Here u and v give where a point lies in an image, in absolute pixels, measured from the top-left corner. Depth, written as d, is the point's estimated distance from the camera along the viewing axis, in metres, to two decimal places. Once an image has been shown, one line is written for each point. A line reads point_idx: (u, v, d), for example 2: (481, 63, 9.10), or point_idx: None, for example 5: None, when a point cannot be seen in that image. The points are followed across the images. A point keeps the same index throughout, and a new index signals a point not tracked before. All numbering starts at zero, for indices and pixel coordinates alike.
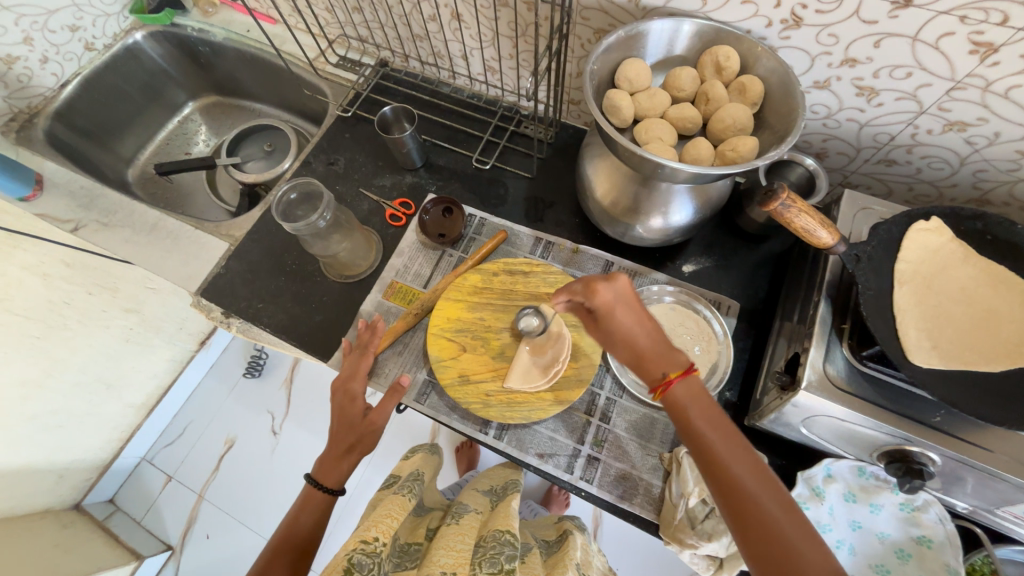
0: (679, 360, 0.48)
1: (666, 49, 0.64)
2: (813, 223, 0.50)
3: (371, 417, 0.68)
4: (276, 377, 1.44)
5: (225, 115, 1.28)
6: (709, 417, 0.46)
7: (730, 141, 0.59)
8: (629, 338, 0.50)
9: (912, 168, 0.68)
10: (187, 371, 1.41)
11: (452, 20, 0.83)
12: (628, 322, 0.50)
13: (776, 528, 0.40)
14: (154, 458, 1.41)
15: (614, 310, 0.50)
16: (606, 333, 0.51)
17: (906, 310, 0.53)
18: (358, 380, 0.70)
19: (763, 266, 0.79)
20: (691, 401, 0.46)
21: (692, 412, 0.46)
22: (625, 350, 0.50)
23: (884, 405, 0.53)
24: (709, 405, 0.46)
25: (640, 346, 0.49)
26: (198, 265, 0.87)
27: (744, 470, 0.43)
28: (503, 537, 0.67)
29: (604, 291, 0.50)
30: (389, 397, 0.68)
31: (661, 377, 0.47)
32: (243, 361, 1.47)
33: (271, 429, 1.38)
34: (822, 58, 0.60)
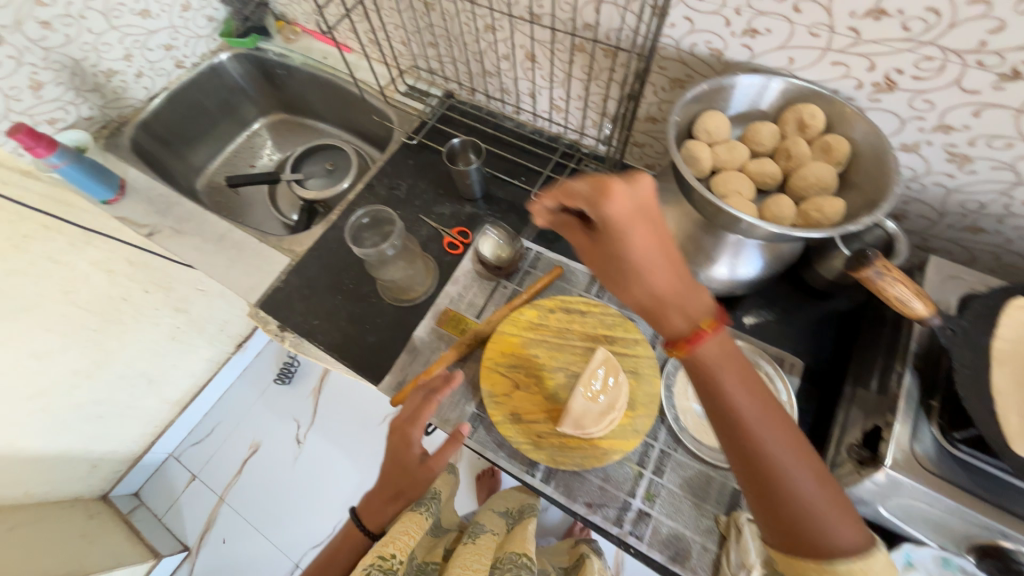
0: (708, 307, 0.46)
1: (748, 104, 0.64)
2: (909, 292, 0.49)
3: (425, 465, 0.66)
4: (305, 385, 1.45)
5: (290, 132, 1.34)
6: (734, 371, 0.45)
7: (814, 201, 0.58)
8: (647, 274, 0.45)
9: (1001, 238, 0.65)
10: (222, 371, 1.44)
11: (525, 60, 0.86)
12: (649, 254, 0.45)
13: (794, 486, 0.43)
14: (181, 455, 1.43)
15: (633, 232, 0.43)
16: (614, 253, 0.46)
17: (1007, 393, 0.49)
18: (417, 428, 0.64)
19: (829, 325, 0.76)
20: (720, 354, 0.45)
21: (720, 364, 0.45)
22: (642, 285, 0.46)
23: (978, 493, 0.49)
24: (735, 362, 0.46)
25: (654, 277, 0.45)
26: (259, 277, 0.91)
27: (766, 425, 0.44)
28: (519, 559, 0.70)
29: (624, 202, 0.42)
30: (449, 446, 0.64)
31: (688, 330, 0.45)
32: (275, 367, 1.49)
33: (295, 438, 1.38)
34: (914, 122, 0.59)
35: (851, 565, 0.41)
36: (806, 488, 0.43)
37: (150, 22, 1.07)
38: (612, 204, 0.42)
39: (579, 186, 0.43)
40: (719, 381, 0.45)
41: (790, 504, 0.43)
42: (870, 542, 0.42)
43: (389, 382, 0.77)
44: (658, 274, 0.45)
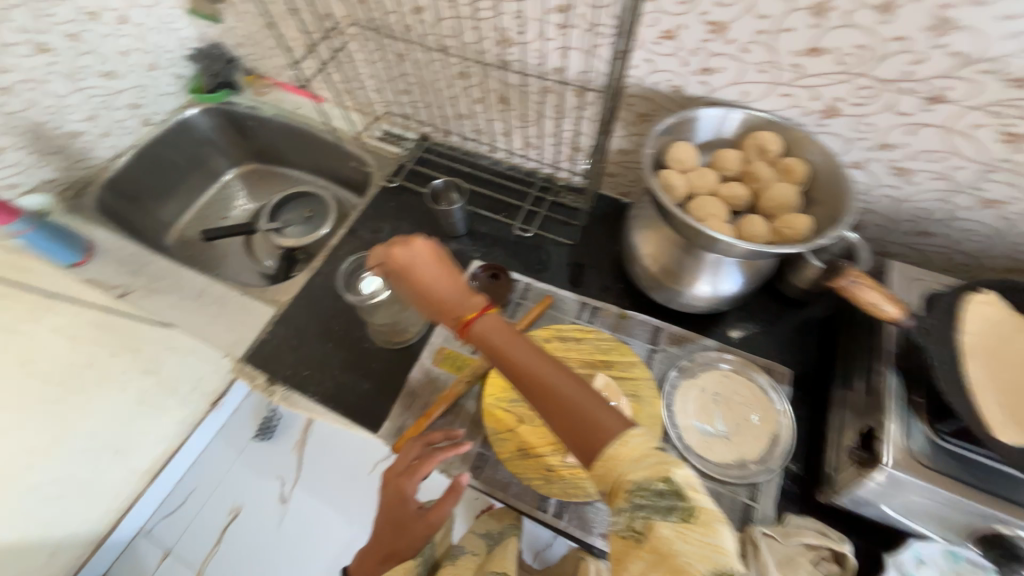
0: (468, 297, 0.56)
1: (712, 133, 0.69)
2: (881, 298, 0.53)
3: (419, 521, 0.61)
4: (288, 439, 1.03)
5: (263, 182, 1.32)
6: (503, 333, 0.53)
7: (783, 218, 0.62)
8: (425, 283, 0.57)
9: (948, 240, 0.72)
10: (195, 435, 1.02)
11: (498, 103, 0.91)
12: (421, 266, 0.57)
13: (586, 416, 0.46)
14: (154, 528, 0.99)
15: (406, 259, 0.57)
16: (412, 286, 0.58)
17: (981, 383, 0.53)
18: (413, 479, 0.62)
19: (810, 331, 0.80)
20: (488, 323, 0.54)
21: (489, 332, 0.53)
22: (429, 300, 0.57)
23: (973, 483, 0.52)
24: (504, 327, 0.53)
25: (441, 292, 0.56)
26: (244, 331, 0.88)
27: (538, 365, 0.50)
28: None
29: (404, 252, 0.57)
30: (447, 498, 0.61)
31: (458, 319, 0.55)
32: (254, 422, 1.05)
33: (278, 499, 1.00)
34: (858, 143, 0.65)
35: (650, 471, 0.41)
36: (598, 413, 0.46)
37: (116, 82, 1.07)
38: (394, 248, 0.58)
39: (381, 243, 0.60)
40: (496, 345, 0.52)
41: (577, 424, 0.46)
42: (638, 435, 0.44)
43: (389, 429, 0.75)
44: (432, 281, 0.57)
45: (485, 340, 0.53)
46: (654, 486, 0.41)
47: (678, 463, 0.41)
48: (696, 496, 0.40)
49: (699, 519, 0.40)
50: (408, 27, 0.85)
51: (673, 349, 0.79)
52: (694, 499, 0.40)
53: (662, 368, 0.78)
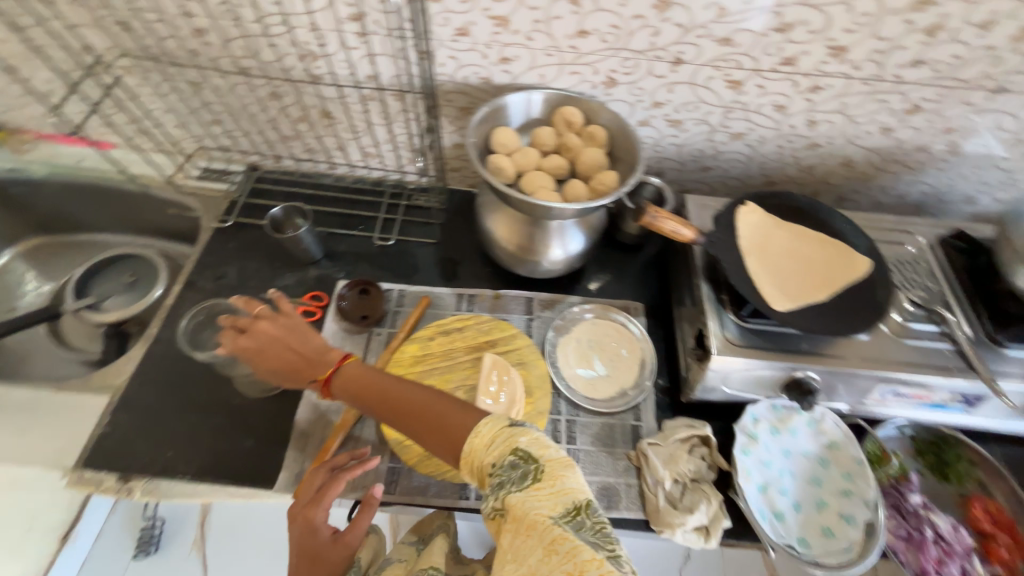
0: (329, 354, 0.64)
1: (524, 115, 0.77)
2: (675, 224, 0.66)
3: (335, 548, 0.57)
4: (180, 543, 0.98)
5: (57, 256, 1.09)
6: (369, 374, 0.61)
7: (596, 178, 0.72)
8: (287, 352, 0.63)
9: (721, 170, 0.91)
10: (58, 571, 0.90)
11: (322, 118, 0.88)
12: (275, 335, 0.63)
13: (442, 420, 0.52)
14: None
15: (260, 333, 0.63)
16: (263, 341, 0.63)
17: (757, 272, 0.69)
18: (322, 504, 0.58)
19: (649, 267, 0.94)
20: (354, 369, 0.61)
21: (356, 377, 0.61)
22: (288, 350, 0.63)
23: (769, 348, 0.68)
24: (370, 370, 0.61)
25: (299, 342, 0.64)
26: (72, 434, 0.73)
27: (403, 391, 0.57)
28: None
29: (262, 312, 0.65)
30: (363, 514, 0.59)
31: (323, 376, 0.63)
32: (130, 538, 0.99)
33: None
34: (638, 105, 0.79)
35: (495, 444, 0.47)
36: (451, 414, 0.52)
37: None
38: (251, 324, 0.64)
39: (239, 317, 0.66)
40: (364, 387, 0.60)
41: (441, 430, 0.52)
42: (489, 424, 0.49)
43: (286, 479, 0.69)
44: (291, 348, 0.63)
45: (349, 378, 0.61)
46: (507, 460, 0.46)
47: (524, 431, 0.48)
48: (544, 454, 0.45)
49: (546, 475, 0.44)
50: (195, 52, 0.79)
51: (547, 313, 0.86)
52: (542, 457, 0.45)
53: (542, 333, 0.84)
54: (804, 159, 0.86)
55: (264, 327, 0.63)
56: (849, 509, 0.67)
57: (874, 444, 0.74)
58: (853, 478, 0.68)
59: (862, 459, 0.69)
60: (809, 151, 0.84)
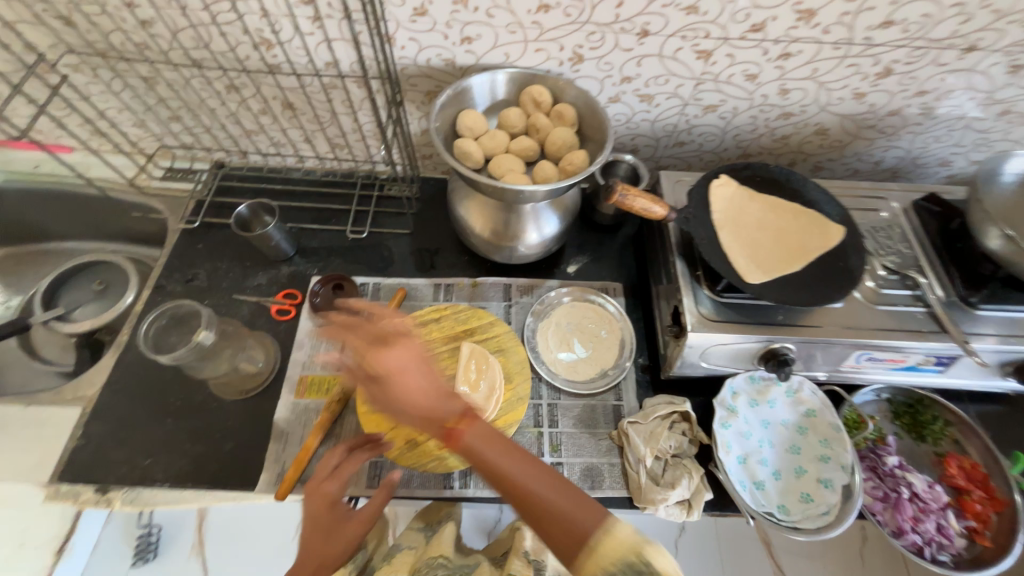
0: (453, 402, 0.49)
1: (490, 97, 0.74)
2: (647, 202, 0.65)
3: (350, 525, 0.54)
4: (179, 547, 0.95)
5: (25, 266, 1.06)
6: (492, 437, 0.48)
7: (566, 158, 0.71)
8: (410, 388, 0.49)
9: (696, 144, 0.89)
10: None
11: (284, 109, 0.85)
12: (403, 363, 0.50)
13: (557, 506, 0.44)
14: None
15: (394, 352, 0.50)
16: (383, 372, 0.49)
17: (732, 246, 0.69)
18: (339, 478, 0.56)
19: (627, 247, 0.94)
20: (477, 428, 0.48)
21: (479, 438, 0.48)
22: (412, 385, 0.49)
23: (746, 321, 0.68)
24: (490, 433, 0.49)
25: (421, 381, 0.49)
26: (46, 448, 0.72)
27: (507, 463, 0.47)
28: (433, 562, 0.62)
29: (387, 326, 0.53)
30: (381, 494, 0.58)
31: (444, 424, 0.48)
32: (127, 546, 0.95)
33: None
34: (607, 81, 0.77)
35: (613, 546, 0.41)
36: (569, 504, 0.44)
37: None
38: (377, 334, 0.51)
39: (354, 330, 0.52)
40: (484, 455, 0.48)
41: (556, 520, 0.44)
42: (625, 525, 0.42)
43: (268, 479, 0.69)
44: (416, 382, 0.49)
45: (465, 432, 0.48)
46: (632, 564, 0.39)
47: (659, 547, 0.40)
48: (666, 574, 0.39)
49: None
50: (141, 44, 0.74)
51: (524, 298, 0.86)
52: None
53: (520, 318, 0.84)
54: (778, 129, 0.85)
55: (395, 346, 0.50)
56: (828, 474, 0.68)
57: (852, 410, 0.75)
58: (831, 444, 0.70)
59: (840, 426, 0.70)
60: (783, 120, 0.83)
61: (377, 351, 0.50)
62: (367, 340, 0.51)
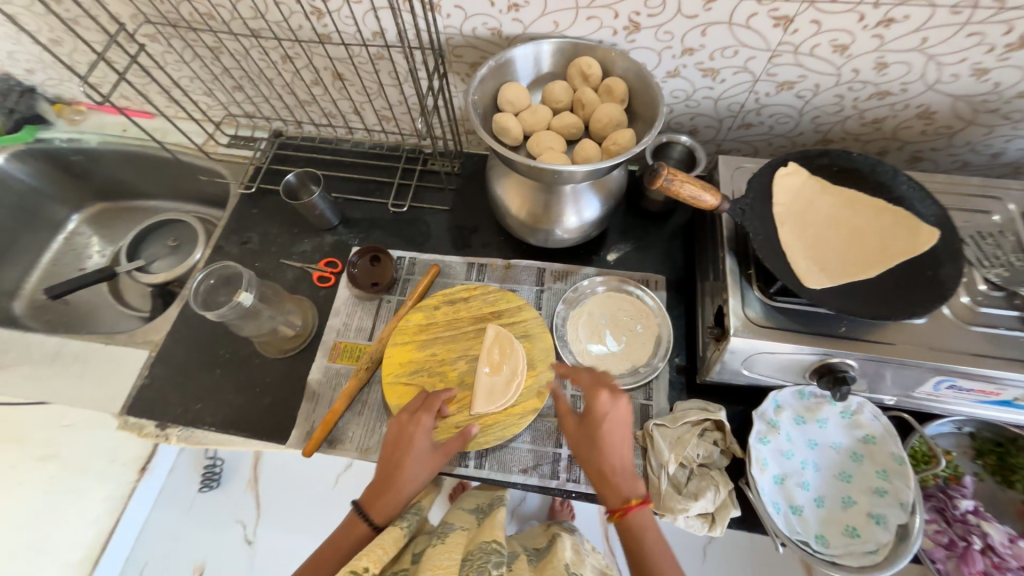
0: (635, 484, 0.56)
1: (535, 70, 0.70)
2: (695, 189, 0.58)
3: (427, 457, 0.63)
4: (238, 480, 1.12)
5: (116, 220, 1.18)
6: (651, 528, 0.54)
7: (610, 137, 0.65)
8: (609, 462, 0.57)
9: (766, 127, 0.80)
10: (133, 504, 1.06)
11: (335, 80, 0.86)
12: (615, 435, 0.58)
13: None
14: None
15: (608, 424, 0.58)
16: (596, 436, 0.58)
17: (792, 245, 0.61)
18: (424, 414, 0.64)
19: (676, 237, 0.87)
20: (645, 515, 0.55)
21: (642, 525, 0.54)
22: (598, 457, 0.57)
23: (802, 330, 0.60)
24: (652, 526, 0.55)
25: (610, 463, 0.57)
26: (118, 383, 0.81)
27: (656, 550, 0.53)
28: (488, 547, 0.61)
29: (604, 400, 0.59)
30: (454, 439, 0.65)
31: (622, 498, 0.55)
32: (196, 473, 1.13)
33: (244, 538, 1.08)
34: (666, 52, 0.70)
35: None
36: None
37: None
38: (598, 397, 0.59)
39: (586, 378, 0.62)
40: (642, 541, 0.54)
41: None
42: None
43: (298, 435, 0.73)
44: (617, 456, 0.57)
45: (635, 534, 0.54)
46: None
47: None
48: None
49: None
50: (205, 15, 0.78)
51: (558, 284, 0.83)
52: None
53: (551, 305, 0.81)
54: (869, 111, 0.73)
55: (608, 418, 0.58)
56: (881, 509, 0.60)
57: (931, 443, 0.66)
58: (890, 477, 0.61)
59: (904, 459, 0.61)
60: (876, 101, 0.71)
61: (595, 416, 0.59)
62: (593, 403, 0.59)
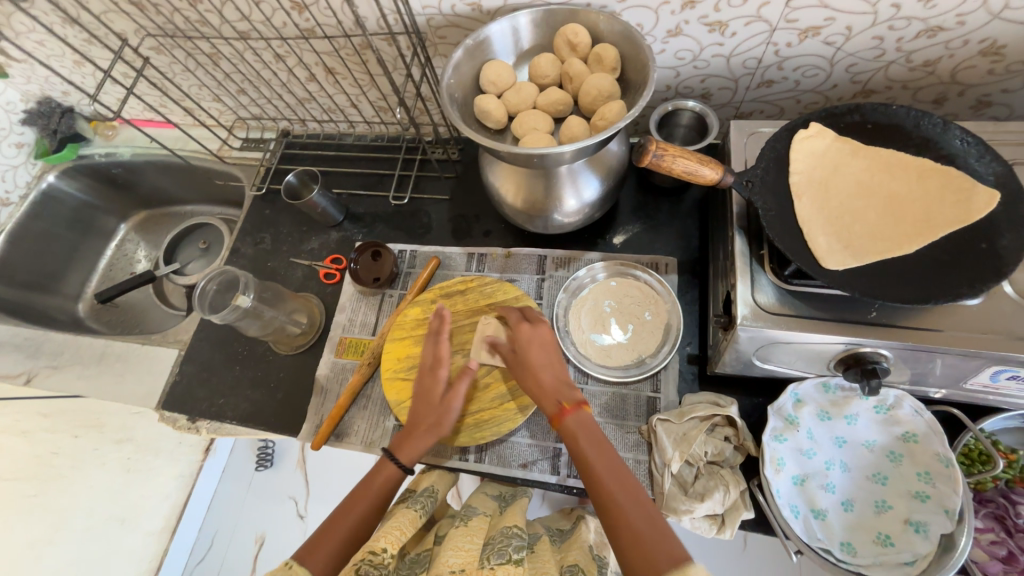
0: (571, 391, 0.58)
1: (517, 45, 0.65)
2: (692, 163, 0.51)
3: (439, 404, 0.63)
4: (290, 459, 1.17)
5: (158, 225, 1.25)
6: (591, 432, 0.54)
7: (599, 111, 0.60)
8: (540, 381, 0.59)
9: (790, 82, 0.70)
10: (200, 483, 1.14)
11: (327, 75, 0.85)
12: (541, 355, 0.61)
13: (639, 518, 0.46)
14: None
15: (532, 348, 0.62)
16: (526, 371, 0.61)
17: (810, 220, 0.53)
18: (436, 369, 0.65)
19: (690, 215, 0.80)
20: (583, 419, 0.55)
21: (580, 429, 0.55)
22: (533, 380, 0.60)
23: (823, 316, 0.53)
24: (593, 429, 0.55)
25: (543, 381, 0.59)
26: (155, 380, 0.89)
27: (596, 451, 0.52)
28: (508, 531, 0.55)
29: (530, 334, 0.63)
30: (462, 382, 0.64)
31: (557, 403, 0.57)
32: (252, 454, 1.18)
33: (296, 514, 1.12)
34: (664, 8, 0.62)
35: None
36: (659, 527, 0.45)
37: None
38: (521, 328, 0.64)
39: (513, 315, 0.67)
40: (579, 441, 0.54)
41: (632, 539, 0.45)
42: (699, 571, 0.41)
43: (308, 429, 0.76)
44: (551, 375, 0.60)
45: (575, 439, 0.54)
46: None
47: None
48: None
49: None
50: (198, 21, 0.79)
51: (560, 273, 0.79)
52: None
53: (552, 294, 0.78)
54: (917, 53, 0.62)
55: (531, 341, 0.62)
56: (921, 515, 0.53)
57: (996, 440, 0.57)
58: (934, 480, 0.54)
59: (951, 461, 0.53)
60: (925, 40, 0.60)
61: (519, 342, 0.63)
62: (517, 333, 0.64)
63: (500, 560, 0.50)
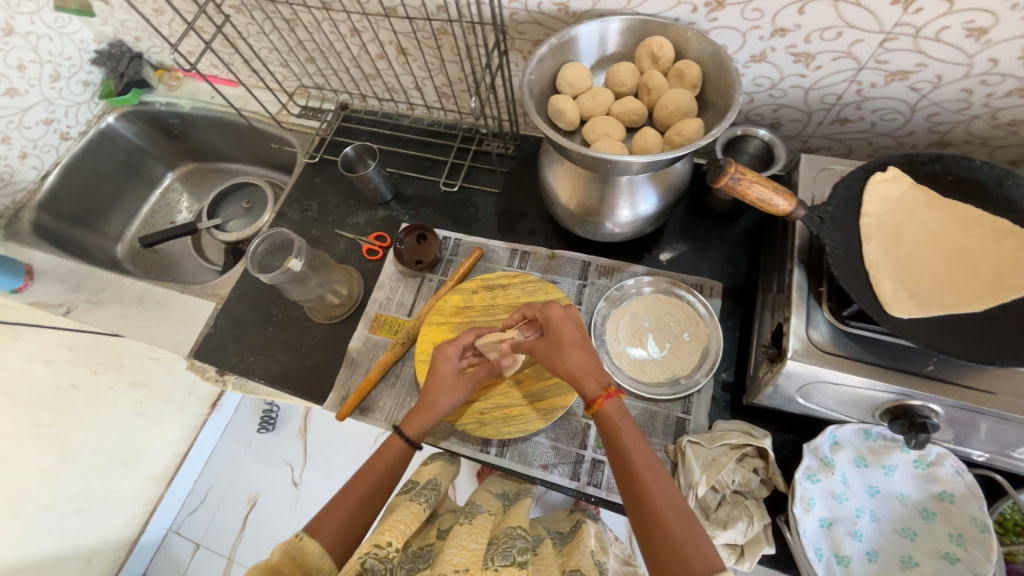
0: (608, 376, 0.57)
1: (600, 49, 0.65)
2: (767, 191, 0.51)
3: (454, 382, 0.64)
4: (291, 427, 1.17)
5: (203, 179, 1.28)
6: (629, 425, 0.53)
7: (675, 126, 0.60)
8: (572, 367, 0.57)
9: (866, 123, 0.69)
10: (202, 437, 1.18)
11: (399, 55, 0.86)
12: (573, 336, 0.59)
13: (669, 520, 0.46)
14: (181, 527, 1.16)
15: (565, 327, 0.60)
16: (559, 351, 0.58)
17: (878, 264, 0.53)
18: (453, 346, 0.65)
19: (740, 242, 0.80)
20: (621, 409, 0.54)
21: (618, 418, 0.54)
22: (565, 361, 0.57)
23: (877, 362, 0.52)
24: (631, 420, 0.54)
25: (577, 365, 0.57)
26: (189, 329, 0.91)
27: (633, 445, 0.52)
28: (513, 533, 0.54)
29: (557, 310, 0.61)
30: (481, 369, 0.66)
31: (602, 387, 0.55)
32: (256, 416, 1.20)
33: (290, 481, 1.12)
34: (752, 33, 0.62)
35: None
36: (693, 529, 0.45)
37: (21, 100, 1.04)
38: (551, 307, 0.61)
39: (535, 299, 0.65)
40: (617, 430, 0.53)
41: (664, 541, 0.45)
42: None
43: (334, 399, 0.77)
44: (584, 359, 0.57)
45: (614, 427, 0.53)
46: None
47: None
48: None
49: None
50: None
51: (602, 281, 0.79)
52: None
53: (592, 301, 0.78)
54: (1004, 111, 0.61)
55: (563, 321, 0.60)
56: None
57: None
58: (966, 544, 0.53)
59: (987, 527, 0.53)
60: (1016, 99, 0.59)
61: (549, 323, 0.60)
62: (545, 310, 0.61)
63: (503, 562, 0.49)
